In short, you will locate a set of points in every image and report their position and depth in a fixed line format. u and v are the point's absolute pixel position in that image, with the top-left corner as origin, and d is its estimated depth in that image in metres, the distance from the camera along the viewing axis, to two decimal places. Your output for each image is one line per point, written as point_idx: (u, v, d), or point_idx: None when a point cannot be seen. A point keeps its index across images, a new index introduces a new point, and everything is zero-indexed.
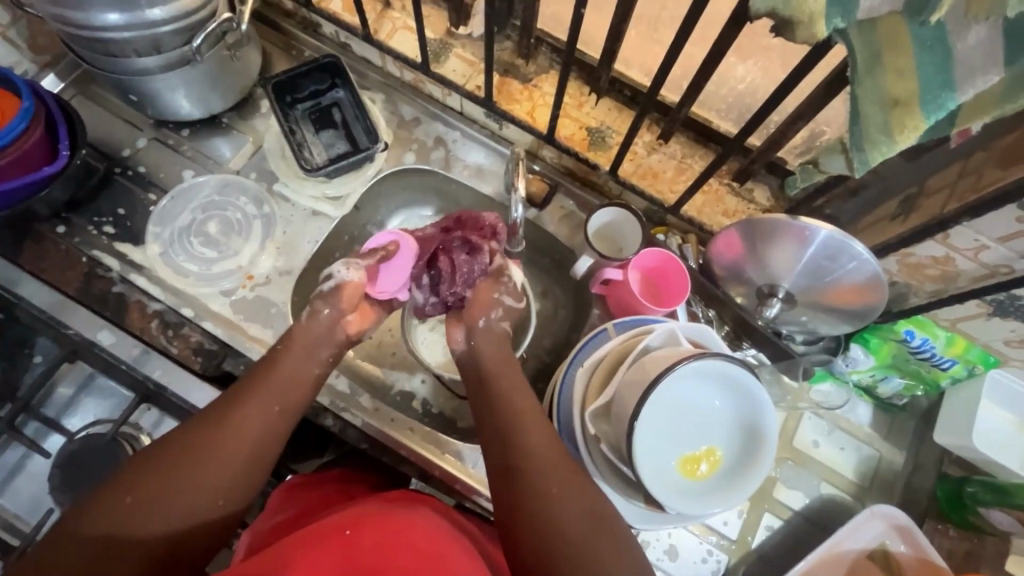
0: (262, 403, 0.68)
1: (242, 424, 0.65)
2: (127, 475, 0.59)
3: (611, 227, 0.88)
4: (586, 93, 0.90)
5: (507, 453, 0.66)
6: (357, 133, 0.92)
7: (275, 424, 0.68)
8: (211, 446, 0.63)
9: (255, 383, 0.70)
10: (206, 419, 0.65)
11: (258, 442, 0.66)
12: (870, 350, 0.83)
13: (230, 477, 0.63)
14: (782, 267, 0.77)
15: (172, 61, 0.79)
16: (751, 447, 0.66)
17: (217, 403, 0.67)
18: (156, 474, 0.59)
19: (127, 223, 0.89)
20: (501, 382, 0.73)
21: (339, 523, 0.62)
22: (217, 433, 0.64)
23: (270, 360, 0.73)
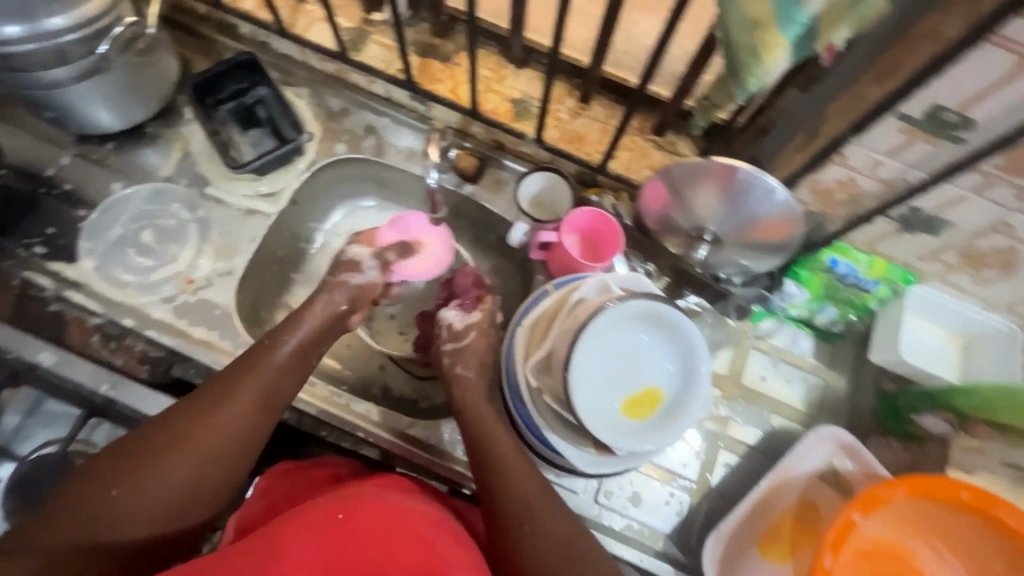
0: (249, 396, 0.66)
1: (225, 418, 0.64)
2: (115, 469, 0.60)
3: (544, 194, 0.90)
4: (506, 66, 0.92)
5: (510, 515, 0.64)
6: (284, 128, 0.93)
7: (260, 417, 0.67)
8: (190, 441, 0.62)
9: (242, 374, 0.68)
10: (188, 412, 0.64)
11: (245, 440, 0.65)
12: (802, 283, 0.86)
13: (209, 474, 0.62)
14: (707, 210, 0.81)
15: (84, 71, 0.78)
16: (688, 386, 0.68)
17: (201, 394, 0.66)
18: (142, 471, 0.60)
19: (59, 242, 0.88)
20: (493, 438, 0.69)
21: (332, 507, 0.62)
22: (198, 426, 0.63)
23: (259, 350, 0.71)
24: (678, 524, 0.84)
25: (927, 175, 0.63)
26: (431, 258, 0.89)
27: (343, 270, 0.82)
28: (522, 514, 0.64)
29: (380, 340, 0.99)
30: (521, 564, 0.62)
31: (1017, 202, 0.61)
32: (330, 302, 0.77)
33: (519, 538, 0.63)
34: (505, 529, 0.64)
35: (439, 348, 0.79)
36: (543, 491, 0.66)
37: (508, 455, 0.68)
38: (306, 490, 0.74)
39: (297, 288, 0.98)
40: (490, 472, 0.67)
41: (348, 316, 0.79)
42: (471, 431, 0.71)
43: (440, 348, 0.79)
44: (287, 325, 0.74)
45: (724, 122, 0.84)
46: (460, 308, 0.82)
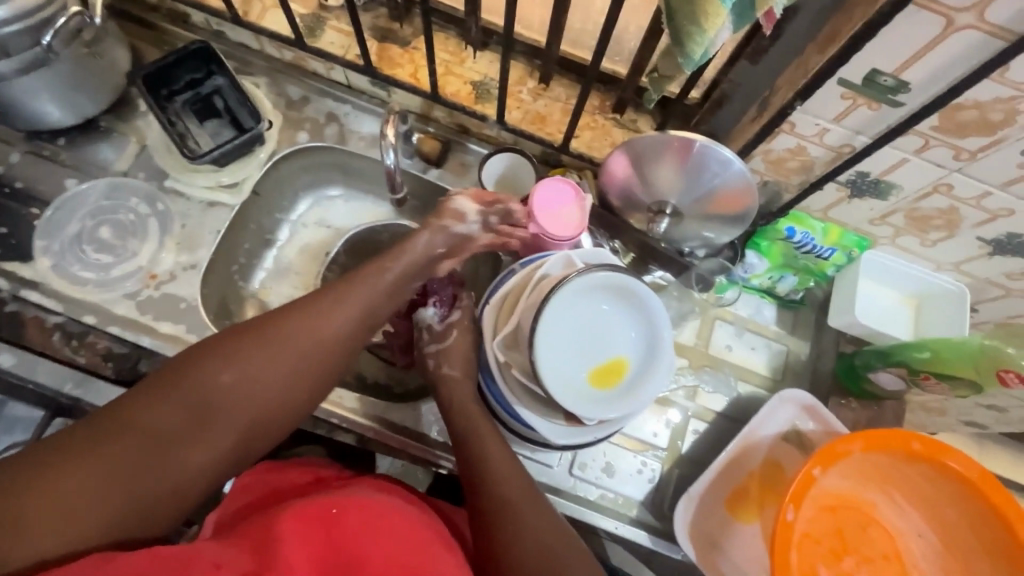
0: (346, 321, 0.68)
1: (322, 338, 0.66)
2: (218, 365, 0.60)
3: (507, 175, 0.91)
4: (465, 48, 0.92)
5: (499, 515, 0.64)
6: (243, 117, 0.91)
7: (351, 343, 0.68)
8: (287, 353, 0.63)
9: (340, 298, 0.68)
10: (287, 325, 0.65)
11: (331, 368, 0.67)
12: (762, 253, 0.89)
13: (299, 388, 0.64)
14: (667, 184, 0.83)
15: (28, 64, 0.76)
16: (654, 355, 0.70)
17: (303, 310, 0.66)
18: (243, 374, 0.61)
19: (12, 241, 0.85)
20: (479, 436, 0.69)
21: (327, 502, 0.62)
22: (297, 341, 0.64)
23: (357, 277, 0.71)
24: (651, 491, 0.86)
25: (871, 140, 0.66)
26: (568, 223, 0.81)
27: (446, 216, 0.79)
28: (512, 515, 0.64)
29: None
30: (503, 563, 0.61)
31: (955, 162, 0.64)
32: (431, 242, 0.77)
33: (503, 536, 0.62)
34: (491, 527, 0.63)
35: (423, 351, 0.78)
36: (529, 493, 0.66)
37: (495, 453, 0.69)
38: (289, 493, 0.73)
39: (265, 279, 0.98)
40: (478, 469, 0.67)
41: (441, 260, 0.79)
42: (462, 430, 0.71)
43: (424, 351, 0.78)
44: (383, 257, 0.74)
45: (674, 95, 0.86)
46: (438, 307, 0.80)
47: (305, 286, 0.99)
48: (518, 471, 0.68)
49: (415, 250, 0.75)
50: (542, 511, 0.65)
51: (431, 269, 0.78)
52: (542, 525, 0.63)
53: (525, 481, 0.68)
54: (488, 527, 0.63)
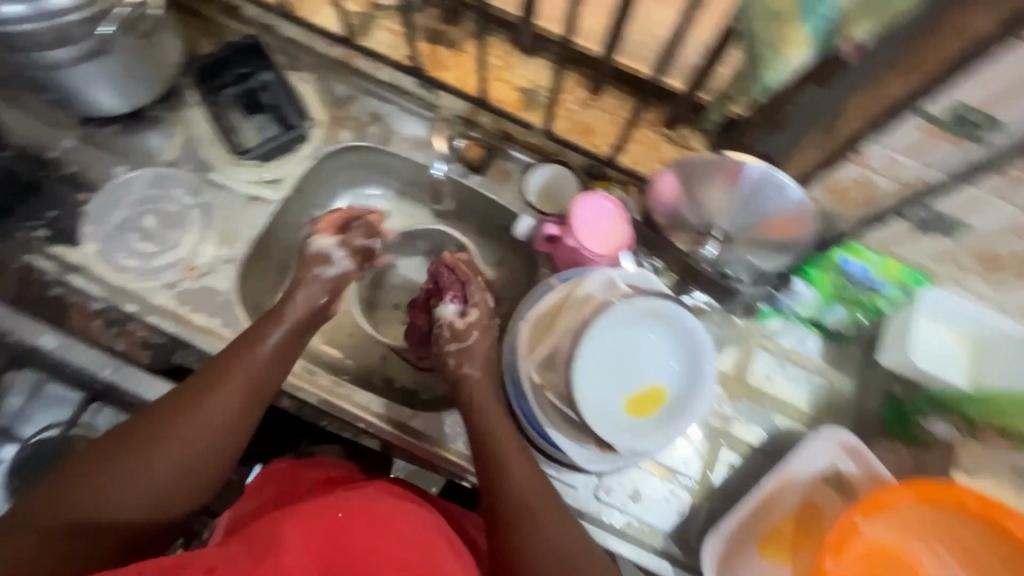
0: (231, 392, 0.65)
1: (207, 411, 0.63)
2: (104, 454, 0.59)
3: (551, 186, 0.89)
4: (514, 53, 0.91)
5: (516, 525, 0.62)
6: (289, 114, 0.91)
7: (246, 409, 0.65)
8: (174, 431, 0.61)
9: (224, 371, 0.66)
10: (171, 407, 0.63)
11: (228, 431, 0.64)
12: (811, 283, 0.86)
13: (192, 464, 0.61)
14: (717, 207, 0.81)
15: (85, 53, 0.77)
16: (695, 385, 0.67)
17: (185, 389, 0.64)
18: (128, 456, 0.59)
19: (61, 225, 0.87)
20: (500, 439, 0.67)
21: (335, 505, 0.61)
22: (182, 419, 0.62)
23: (240, 348, 0.69)
24: (678, 522, 0.83)
25: (946, 176, 0.62)
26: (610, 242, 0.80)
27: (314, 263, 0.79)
28: (529, 526, 0.61)
29: (383, 329, 0.98)
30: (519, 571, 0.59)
31: None
32: (310, 296, 0.75)
33: (520, 544, 0.61)
34: (507, 536, 0.61)
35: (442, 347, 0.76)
36: (550, 498, 0.64)
37: (514, 455, 0.67)
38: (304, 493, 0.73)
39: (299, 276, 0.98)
40: (498, 468, 0.65)
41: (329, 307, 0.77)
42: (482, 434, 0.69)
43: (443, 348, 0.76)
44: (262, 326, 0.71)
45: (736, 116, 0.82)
46: (455, 303, 0.78)
47: None
48: (538, 480, 0.65)
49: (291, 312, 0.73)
50: (562, 519, 0.63)
51: (321, 319, 0.77)
52: (563, 534, 0.61)
53: (546, 490, 0.65)
54: (502, 535, 0.62)
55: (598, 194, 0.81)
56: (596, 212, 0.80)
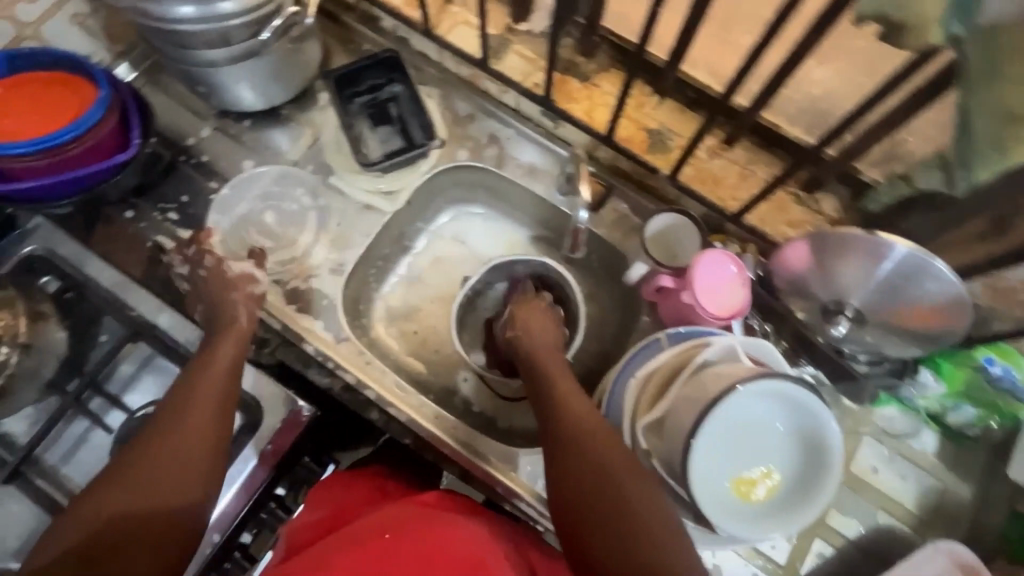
0: (199, 403, 0.67)
1: (184, 422, 0.66)
2: (93, 492, 0.60)
3: (667, 234, 0.84)
4: (649, 93, 0.88)
5: (568, 451, 0.64)
6: (413, 129, 0.92)
7: (215, 424, 0.67)
8: (146, 462, 0.62)
9: (185, 396, 0.68)
10: (140, 444, 0.64)
11: (205, 428, 0.66)
12: (941, 376, 0.79)
13: (178, 475, 0.62)
14: (852, 283, 0.74)
15: (239, 54, 0.80)
16: (813, 471, 0.63)
17: (154, 422, 0.66)
18: (114, 482, 0.60)
19: (190, 211, 0.91)
20: (551, 377, 0.72)
21: (381, 526, 0.69)
22: (153, 450, 0.63)
23: (194, 372, 0.71)
24: None
25: None
26: (728, 303, 0.76)
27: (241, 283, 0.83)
28: (579, 448, 0.63)
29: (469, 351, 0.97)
30: (564, 492, 0.62)
31: None
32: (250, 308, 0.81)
33: (565, 460, 0.63)
34: (556, 453, 0.65)
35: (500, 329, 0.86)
36: (596, 420, 0.66)
37: (562, 389, 0.70)
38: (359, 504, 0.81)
39: (396, 284, 0.99)
40: (547, 406, 0.69)
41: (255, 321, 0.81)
42: (536, 385, 0.74)
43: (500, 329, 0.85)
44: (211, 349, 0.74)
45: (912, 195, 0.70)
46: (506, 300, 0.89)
47: (432, 299, 0.99)
48: (593, 412, 0.67)
49: (239, 325, 0.78)
50: (608, 437, 0.64)
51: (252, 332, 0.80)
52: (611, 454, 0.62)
53: (599, 420, 0.66)
54: (553, 453, 0.65)
55: (720, 252, 0.76)
56: (716, 270, 0.76)
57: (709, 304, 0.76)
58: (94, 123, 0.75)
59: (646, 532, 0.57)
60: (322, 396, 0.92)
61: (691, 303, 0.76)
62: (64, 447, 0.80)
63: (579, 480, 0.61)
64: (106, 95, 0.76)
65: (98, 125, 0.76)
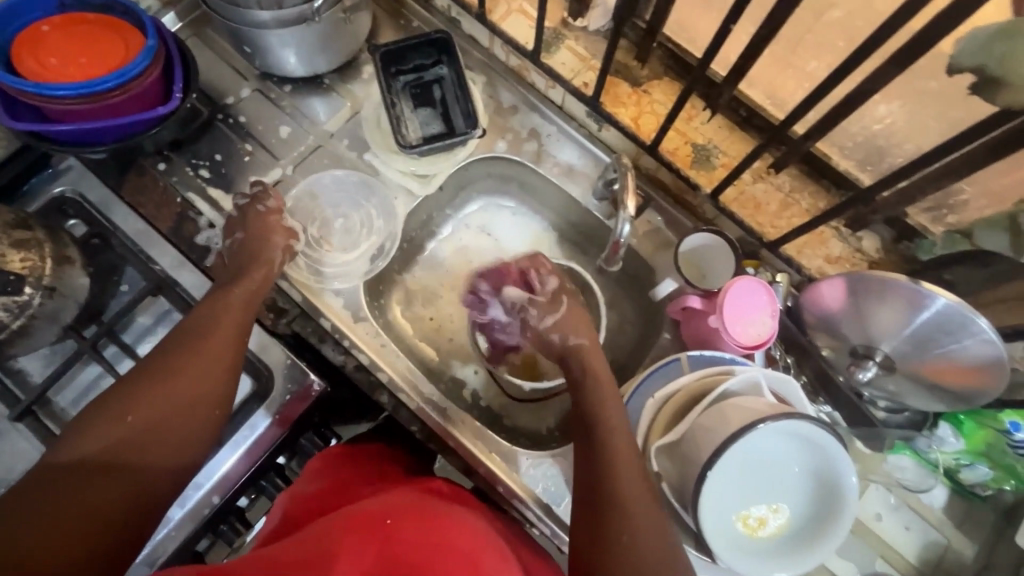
0: (224, 336, 0.68)
1: (209, 350, 0.66)
2: (111, 404, 0.59)
3: (701, 253, 0.82)
4: (700, 107, 0.85)
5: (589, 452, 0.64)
6: (455, 115, 0.91)
7: (222, 371, 0.66)
8: (149, 394, 0.61)
9: (198, 336, 0.67)
10: (162, 363, 0.64)
11: (228, 361, 0.67)
12: (961, 433, 0.77)
13: (200, 403, 0.63)
14: (885, 329, 0.72)
15: (289, 18, 0.78)
16: (821, 512, 0.61)
17: (162, 356, 0.64)
18: (137, 398, 0.60)
19: (222, 170, 0.90)
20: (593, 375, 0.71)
21: (379, 513, 0.61)
22: (168, 382, 0.62)
23: (215, 308, 0.70)
24: None
25: None
26: (754, 333, 0.74)
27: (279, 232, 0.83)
28: (597, 452, 0.63)
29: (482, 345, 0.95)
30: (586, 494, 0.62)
31: None
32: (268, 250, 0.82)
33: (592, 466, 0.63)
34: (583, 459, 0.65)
35: (544, 333, 0.78)
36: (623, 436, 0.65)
37: (604, 392, 0.69)
38: (355, 481, 0.75)
39: (416, 268, 0.98)
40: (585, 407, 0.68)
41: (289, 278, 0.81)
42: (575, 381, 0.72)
43: (546, 333, 0.77)
44: (223, 293, 0.72)
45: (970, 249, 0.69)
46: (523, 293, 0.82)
47: (452, 288, 0.98)
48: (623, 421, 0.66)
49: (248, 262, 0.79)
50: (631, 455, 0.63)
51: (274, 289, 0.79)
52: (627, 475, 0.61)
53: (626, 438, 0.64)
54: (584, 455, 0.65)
55: (756, 280, 0.74)
56: (748, 297, 0.74)
57: (735, 330, 0.74)
58: (138, 73, 0.74)
59: (642, 538, 0.57)
60: (332, 373, 0.92)
61: (718, 327, 0.75)
62: (75, 392, 0.80)
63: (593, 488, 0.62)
64: (153, 44, 0.75)
65: (143, 75, 0.75)
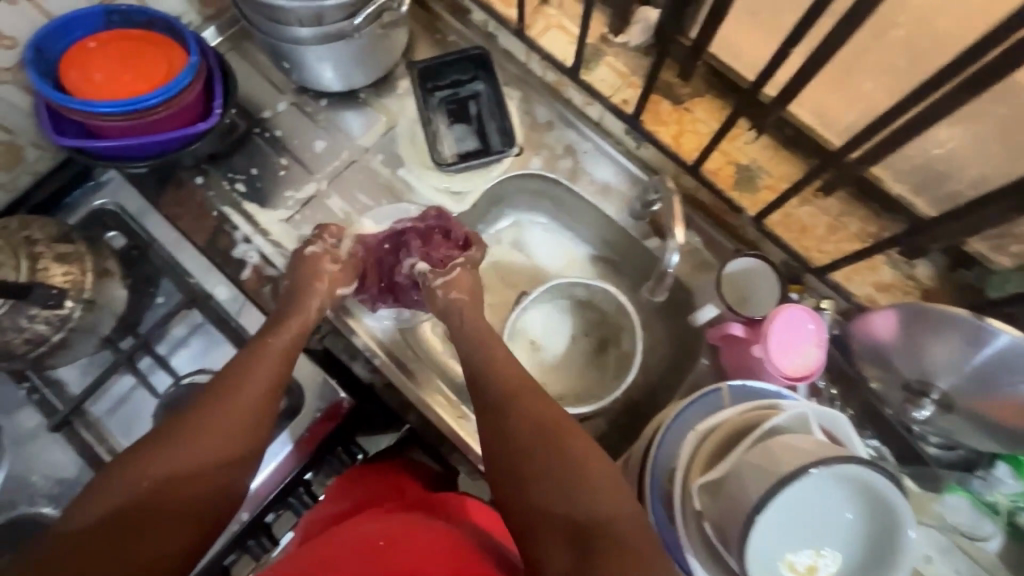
0: (256, 390, 0.65)
1: (239, 405, 0.63)
2: (139, 463, 0.56)
3: (743, 278, 0.79)
4: (746, 127, 0.84)
5: (515, 447, 0.62)
6: (490, 132, 0.91)
7: (250, 425, 0.63)
8: (173, 444, 0.58)
9: (232, 387, 0.64)
10: (192, 416, 0.61)
11: (256, 416, 0.63)
12: (1019, 473, 0.73)
13: (226, 459, 0.60)
14: (942, 366, 0.68)
15: (328, 35, 0.78)
16: (874, 557, 0.58)
17: (192, 408, 0.62)
18: (164, 453, 0.57)
19: (258, 184, 0.90)
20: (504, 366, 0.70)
21: (374, 535, 0.58)
22: (196, 438, 0.59)
23: (247, 358, 0.67)
24: None
25: None
26: (800, 364, 0.71)
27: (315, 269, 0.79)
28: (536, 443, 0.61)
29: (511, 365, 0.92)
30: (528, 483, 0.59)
31: None
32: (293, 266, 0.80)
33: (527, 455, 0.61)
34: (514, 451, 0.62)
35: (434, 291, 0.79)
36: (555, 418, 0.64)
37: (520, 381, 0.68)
38: (376, 501, 0.73)
39: None
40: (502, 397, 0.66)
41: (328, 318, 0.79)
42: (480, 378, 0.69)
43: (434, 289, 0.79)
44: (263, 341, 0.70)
45: None
46: (428, 260, 0.82)
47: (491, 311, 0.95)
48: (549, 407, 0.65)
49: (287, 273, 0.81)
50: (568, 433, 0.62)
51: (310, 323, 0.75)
52: (572, 454, 0.60)
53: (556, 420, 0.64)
54: (509, 448, 0.62)
55: (802, 308, 0.72)
56: (792, 326, 0.71)
57: (780, 360, 0.71)
58: (182, 89, 0.75)
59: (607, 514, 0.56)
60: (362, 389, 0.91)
61: (761, 357, 0.72)
62: (109, 403, 0.81)
63: (536, 472, 0.60)
64: (195, 62, 0.75)
65: (184, 92, 0.75)
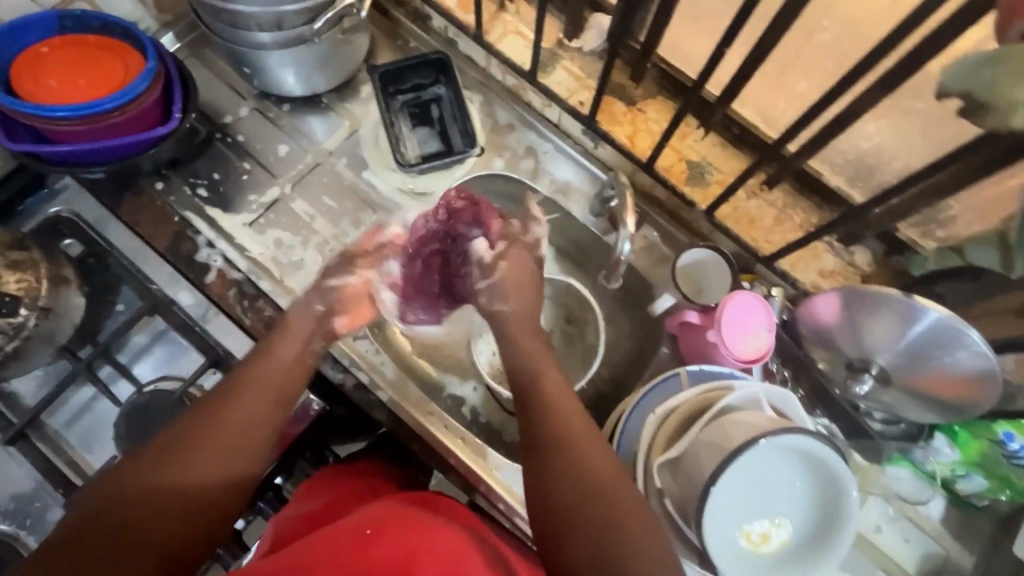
0: (255, 405, 0.62)
1: (237, 421, 0.60)
2: (127, 479, 0.54)
3: (697, 269, 0.83)
4: (694, 126, 0.87)
5: (549, 460, 0.60)
6: (453, 135, 0.92)
7: (255, 445, 0.60)
8: (170, 459, 0.56)
9: (230, 401, 0.61)
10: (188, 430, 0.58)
11: (253, 433, 0.61)
12: (955, 443, 0.78)
13: (219, 478, 0.57)
14: (880, 342, 0.74)
15: (289, 39, 0.79)
16: (823, 524, 0.62)
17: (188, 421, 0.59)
18: (155, 470, 0.55)
19: (220, 189, 0.90)
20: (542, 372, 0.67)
21: (358, 524, 0.60)
22: (190, 456, 0.56)
23: (245, 371, 0.65)
24: None
25: None
26: (753, 347, 0.75)
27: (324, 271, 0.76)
28: (574, 460, 0.59)
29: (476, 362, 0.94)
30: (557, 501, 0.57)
31: None
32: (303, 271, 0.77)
33: (560, 472, 0.58)
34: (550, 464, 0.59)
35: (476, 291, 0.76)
36: (595, 436, 0.61)
37: (555, 390, 0.65)
38: (354, 499, 0.74)
39: None
40: (538, 405, 0.64)
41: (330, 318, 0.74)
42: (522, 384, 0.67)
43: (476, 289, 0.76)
44: (269, 357, 0.67)
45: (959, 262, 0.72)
46: (487, 239, 0.78)
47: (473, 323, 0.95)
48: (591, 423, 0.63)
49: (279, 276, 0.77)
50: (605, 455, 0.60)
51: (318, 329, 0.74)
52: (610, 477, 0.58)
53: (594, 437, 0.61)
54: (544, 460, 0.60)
55: (753, 294, 0.76)
56: (745, 311, 0.75)
57: (735, 343, 0.75)
58: (139, 93, 0.75)
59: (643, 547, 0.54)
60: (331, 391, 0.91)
61: (717, 343, 0.75)
62: (69, 413, 0.79)
63: (569, 493, 0.57)
64: (153, 66, 0.75)
65: (142, 97, 0.75)
